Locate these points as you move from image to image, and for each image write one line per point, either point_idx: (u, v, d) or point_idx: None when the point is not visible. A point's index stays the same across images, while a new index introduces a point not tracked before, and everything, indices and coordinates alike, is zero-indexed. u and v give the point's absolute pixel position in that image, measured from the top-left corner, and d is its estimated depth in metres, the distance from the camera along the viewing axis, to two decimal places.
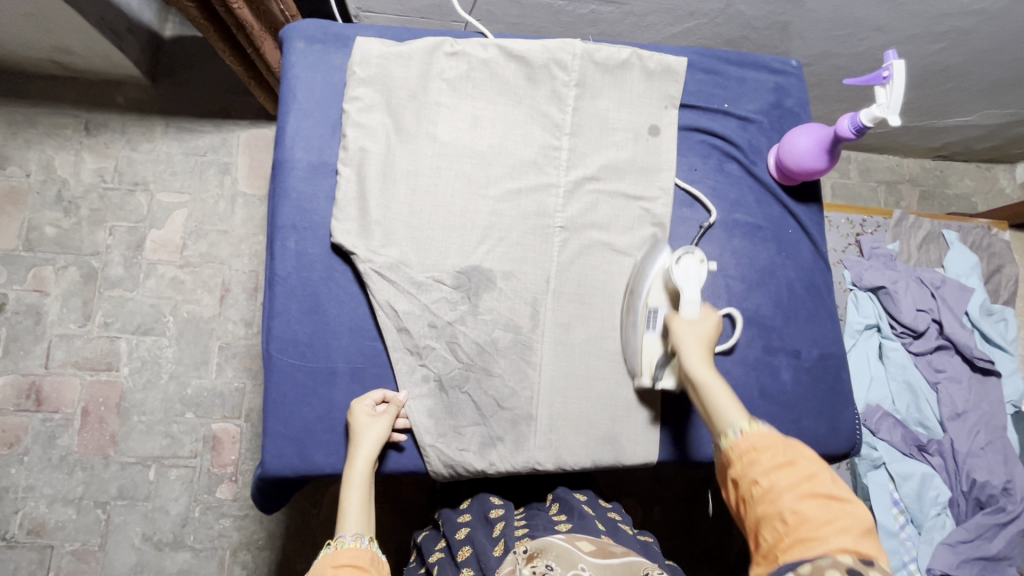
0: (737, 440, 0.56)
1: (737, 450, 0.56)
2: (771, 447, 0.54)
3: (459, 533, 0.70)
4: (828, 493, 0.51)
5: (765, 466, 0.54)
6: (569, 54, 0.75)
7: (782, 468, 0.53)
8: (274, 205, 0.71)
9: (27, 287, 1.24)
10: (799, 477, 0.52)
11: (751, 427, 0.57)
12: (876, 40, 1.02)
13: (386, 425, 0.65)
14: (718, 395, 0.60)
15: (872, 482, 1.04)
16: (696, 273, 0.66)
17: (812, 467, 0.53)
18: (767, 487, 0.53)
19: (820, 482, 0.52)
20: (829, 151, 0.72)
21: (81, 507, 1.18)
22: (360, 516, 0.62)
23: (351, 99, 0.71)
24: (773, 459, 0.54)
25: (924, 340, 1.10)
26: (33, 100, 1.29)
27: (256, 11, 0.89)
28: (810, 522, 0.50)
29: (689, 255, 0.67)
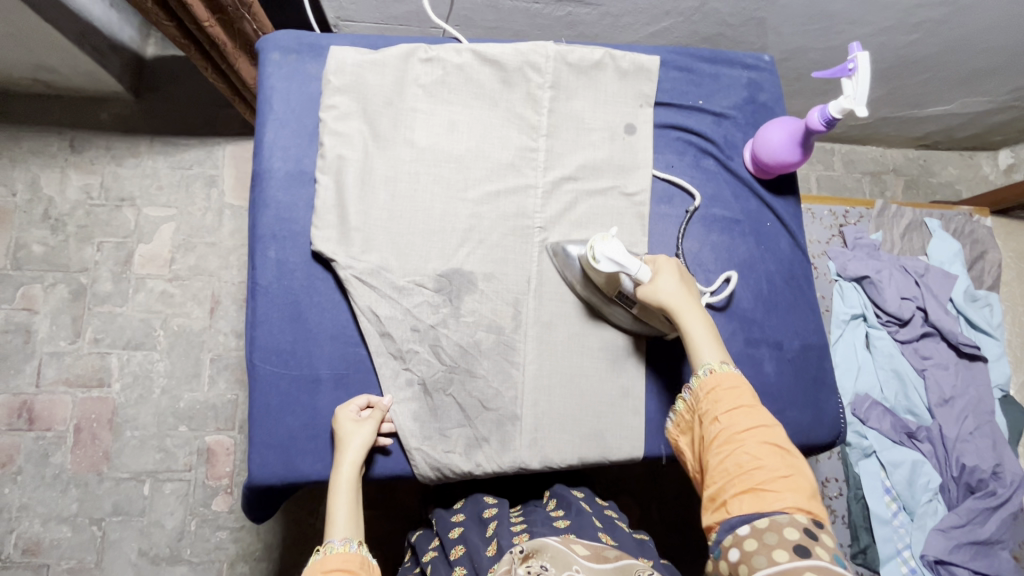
0: (707, 379, 0.60)
1: (704, 391, 0.59)
2: (737, 392, 0.58)
3: (452, 532, 0.70)
4: (781, 443, 0.55)
5: (729, 408, 0.57)
6: (543, 56, 0.75)
7: (743, 414, 0.57)
8: (253, 215, 0.72)
9: (16, 305, 1.23)
10: (760, 425, 0.56)
11: (723, 366, 0.60)
12: (850, 34, 1.04)
13: (372, 428, 0.66)
14: (701, 333, 0.62)
15: (863, 471, 1.04)
16: (619, 253, 0.64)
17: (772, 421, 0.56)
18: (726, 429, 0.56)
19: (778, 435, 0.56)
20: (802, 143, 0.73)
21: (76, 524, 1.17)
22: (348, 519, 0.62)
23: (327, 108, 0.72)
24: (738, 403, 0.57)
25: (909, 328, 1.10)
26: (17, 120, 1.29)
27: (231, 32, 0.92)
28: (761, 466, 0.53)
29: (598, 244, 0.65)
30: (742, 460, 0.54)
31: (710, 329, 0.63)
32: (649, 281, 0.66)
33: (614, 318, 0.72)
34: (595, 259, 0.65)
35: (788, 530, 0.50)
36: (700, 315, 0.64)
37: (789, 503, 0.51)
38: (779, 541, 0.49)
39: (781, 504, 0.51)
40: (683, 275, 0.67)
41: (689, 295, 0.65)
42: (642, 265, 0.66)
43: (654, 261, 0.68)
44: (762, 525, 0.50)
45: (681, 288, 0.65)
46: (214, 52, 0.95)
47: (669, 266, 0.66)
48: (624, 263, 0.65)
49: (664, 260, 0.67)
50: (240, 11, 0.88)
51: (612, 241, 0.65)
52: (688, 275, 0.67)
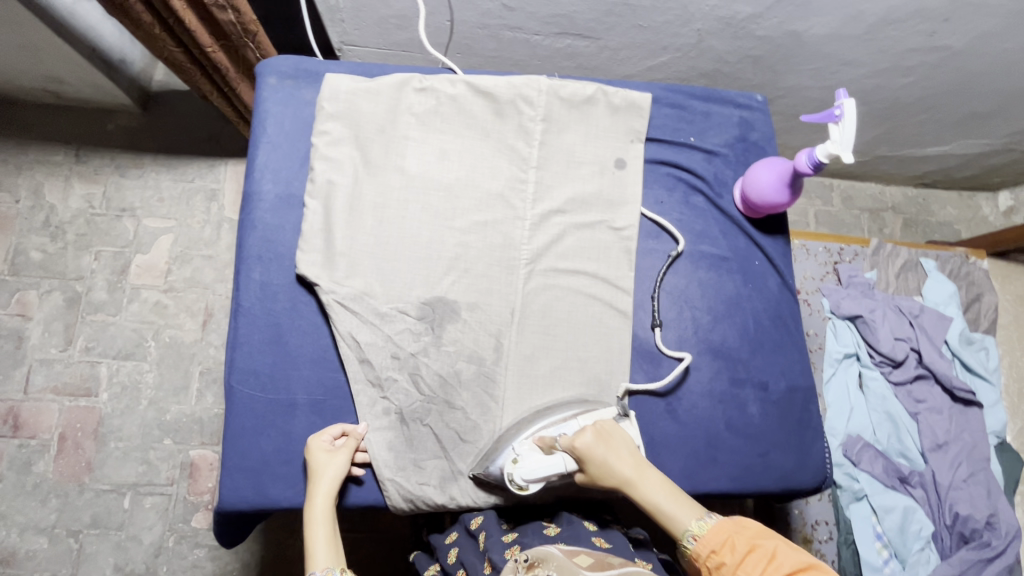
0: (695, 549, 0.57)
1: (701, 560, 0.57)
2: (726, 542, 0.56)
3: (448, 555, 0.67)
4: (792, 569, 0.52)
5: (730, 564, 0.55)
6: (536, 90, 0.76)
7: (746, 560, 0.54)
8: (240, 236, 0.72)
9: (10, 311, 1.24)
10: (763, 562, 0.53)
11: (700, 525, 0.58)
12: (846, 74, 1.07)
13: (346, 457, 0.65)
14: (661, 502, 0.61)
15: (854, 516, 1.02)
16: (537, 469, 0.65)
17: (770, 550, 0.53)
18: None
19: (784, 559, 0.53)
20: (790, 185, 0.73)
21: (53, 535, 1.16)
22: (328, 551, 0.61)
23: (319, 133, 0.73)
24: (734, 555, 0.55)
25: (903, 370, 1.09)
26: (26, 128, 1.32)
27: (233, 56, 0.99)
28: None
29: (515, 471, 0.65)
30: None
31: (665, 491, 0.62)
32: (580, 469, 0.65)
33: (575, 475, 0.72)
34: (521, 484, 0.66)
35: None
36: (646, 481, 0.62)
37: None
38: None
39: None
40: (607, 442, 0.64)
41: (625, 464, 0.63)
42: (564, 458, 0.65)
43: (572, 442, 0.65)
44: None
45: (611, 462, 0.63)
46: (218, 77, 1.02)
47: (588, 439, 0.64)
48: (546, 471, 0.65)
49: (580, 436, 0.64)
50: (242, 37, 0.94)
51: (525, 466, 0.64)
52: (610, 433, 0.65)
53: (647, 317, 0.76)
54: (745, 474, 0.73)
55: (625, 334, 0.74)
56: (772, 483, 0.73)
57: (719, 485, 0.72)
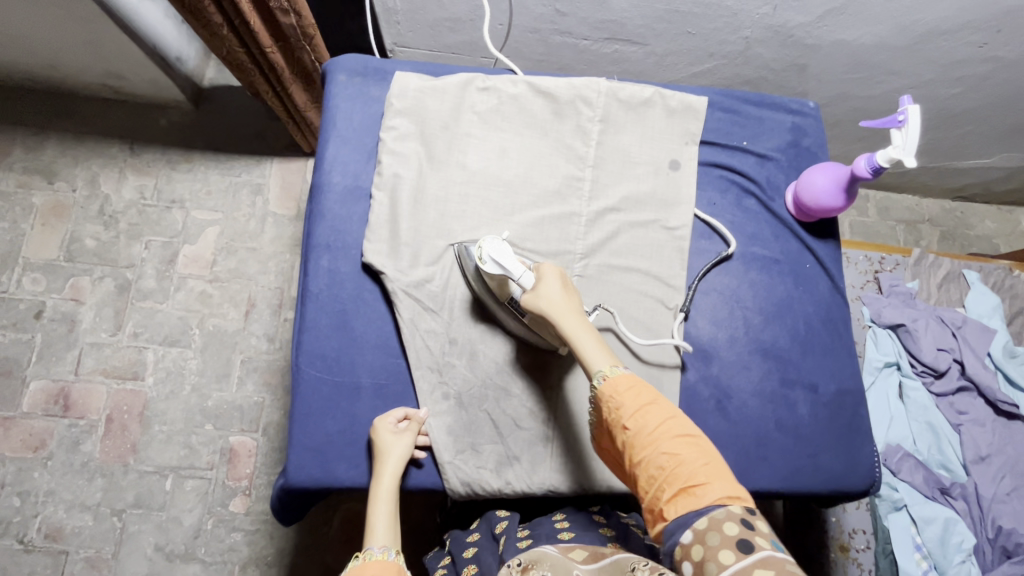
0: (602, 387, 0.60)
1: (604, 399, 0.59)
2: (633, 390, 0.59)
3: (465, 551, 0.70)
4: (689, 433, 0.56)
5: (630, 409, 0.58)
6: (595, 92, 0.79)
7: (646, 409, 0.57)
8: (309, 225, 0.75)
9: (64, 296, 1.29)
10: (662, 416, 0.57)
11: (614, 371, 0.60)
12: (891, 84, 1.07)
13: (410, 441, 0.67)
14: (587, 342, 0.62)
15: (893, 525, 1.01)
16: (504, 256, 0.66)
17: (670, 408, 0.57)
18: (636, 433, 0.56)
19: (682, 424, 0.57)
20: (846, 189, 0.74)
21: (98, 513, 1.19)
22: (387, 529, 0.63)
23: (387, 129, 0.76)
24: (636, 403, 0.58)
25: (945, 380, 1.08)
26: (85, 121, 1.38)
27: (288, 58, 1.01)
28: (681, 462, 0.54)
29: (485, 245, 0.67)
30: (662, 462, 0.54)
31: (592, 336, 0.63)
32: (534, 287, 0.66)
33: (513, 329, 0.71)
34: (481, 262, 0.67)
35: (728, 526, 0.49)
36: (581, 324, 0.64)
37: (719, 495, 0.51)
38: (722, 541, 0.48)
39: (715, 497, 0.51)
40: (565, 283, 0.66)
41: (571, 301, 0.65)
42: (527, 270, 0.67)
43: (539, 268, 0.68)
44: (702, 525, 0.50)
45: (559, 296, 0.65)
46: (274, 77, 1.04)
47: (551, 273, 0.66)
48: (507, 264, 0.66)
49: (550, 266, 0.68)
50: (301, 41, 0.96)
51: (497, 244, 0.67)
52: (569, 282, 0.67)
53: (699, 315, 0.77)
54: (795, 473, 0.73)
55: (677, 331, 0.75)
56: (820, 484, 0.74)
57: (768, 483, 0.73)
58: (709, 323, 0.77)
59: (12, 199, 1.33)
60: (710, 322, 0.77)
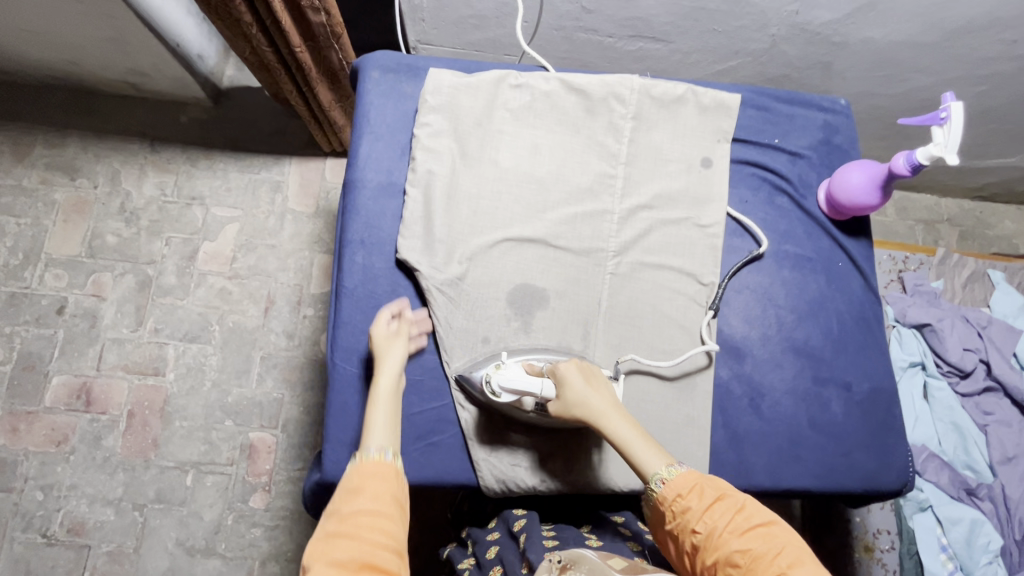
0: (663, 491, 0.60)
1: (667, 502, 0.59)
2: (695, 489, 0.59)
3: (488, 552, 0.70)
4: (761, 522, 0.55)
5: (697, 508, 0.58)
6: (627, 89, 0.79)
7: (713, 507, 0.57)
8: (343, 221, 0.75)
9: (86, 291, 1.30)
10: (730, 511, 0.57)
11: (670, 470, 0.61)
12: (917, 81, 1.06)
13: (400, 345, 0.68)
14: (632, 441, 0.63)
15: (918, 525, 1.01)
16: (516, 379, 0.65)
17: (738, 500, 0.57)
18: (707, 532, 0.56)
19: (753, 514, 0.57)
20: (882, 187, 0.73)
21: (119, 508, 1.20)
22: (386, 432, 0.63)
23: (421, 125, 0.76)
24: (701, 501, 0.58)
25: (971, 381, 1.08)
26: (106, 118, 1.38)
27: (316, 56, 1.01)
28: (756, 556, 0.53)
29: (493, 375, 0.66)
30: (737, 559, 0.54)
31: (635, 432, 0.64)
32: (556, 396, 0.66)
33: (539, 425, 0.71)
34: (496, 391, 0.66)
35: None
36: (619, 418, 0.65)
37: None
38: None
39: None
40: (589, 377, 0.67)
41: (601, 402, 0.65)
42: (543, 379, 0.66)
43: (557, 369, 0.67)
44: None
45: (590, 395, 0.65)
46: (299, 76, 1.04)
47: (573, 369, 0.66)
48: (524, 386, 0.65)
49: (566, 365, 0.67)
50: (329, 40, 0.96)
51: (508, 369, 0.66)
52: (593, 372, 0.68)
53: (732, 313, 0.77)
54: (829, 472, 0.73)
55: (710, 329, 0.75)
56: (854, 483, 0.74)
57: (802, 482, 0.73)
58: (742, 321, 0.77)
59: (34, 195, 1.34)
60: (742, 320, 0.77)
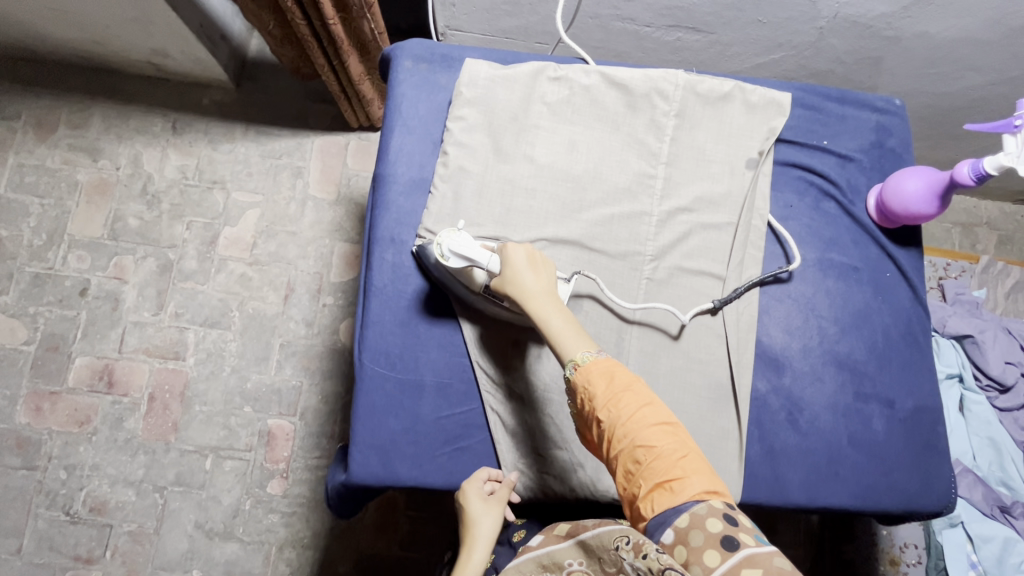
0: (574, 376, 0.57)
1: (577, 388, 0.57)
2: (606, 376, 0.56)
3: (486, 559, 0.69)
4: (666, 422, 0.54)
5: (603, 399, 0.55)
6: (672, 84, 0.75)
7: (621, 397, 0.55)
8: (373, 217, 0.73)
9: (108, 274, 1.30)
10: (638, 405, 0.55)
11: (591, 355, 0.58)
12: (971, 80, 1.01)
13: (499, 512, 0.64)
14: (559, 325, 0.60)
15: (947, 541, 0.97)
16: (465, 246, 0.64)
17: (646, 394, 0.55)
18: (612, 423, 0.54)
19: (658, 410, 0.55)
20: (940, 196, 0.69)
21: (140, 489, 1.21)
22: None
23: (455, 119, 0.73)
24: (610, 389, 0.55)
25: (1011, 396, 1.04)
26: (128, 99, 1.37)
27: (350, 29, 0.98)
28: (659, 456, 0.52)
29: (444, 239, 0.64)
30: (639, 454, 0.53)
31: (563, 317, 0.61)
32: (499, 272, 0.63)
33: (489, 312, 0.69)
34: (443, 255, 0.64)
35: (711, 522, 0.49)
36: (554, 302, 0.62)
37: (700, 490, 0.51)
38: (706, 540, 0.48)
39: (694, 493, 0.50)
40: (535, 261, 0.64)
41: (540, 280, 0.63)
42: (491, 254, 0.64)
43: (505, 248, 0.64)
44: (683, 523, 0.49)
45: (531, 274, 0.62)
46: (331, 50, 1.01)
47: (520, 252, 0.63)
48: (469, 255, 0.64)
49: (515, 245, 0.64)
50: (362, 10, 0.93)
51: (458, 237, 0.64)
52: (541, 259, 0.64)
53: (772, 323, 0.74)
54: (868, 491, 0.71)
55: (749, 340, 0.72)
56: (894, 503, 0.71)
57: (841, 501, 0.70)
58: (782, 331, 0.74)
59: (57, 175, 1.33)
60: (783, 330, 0.74)
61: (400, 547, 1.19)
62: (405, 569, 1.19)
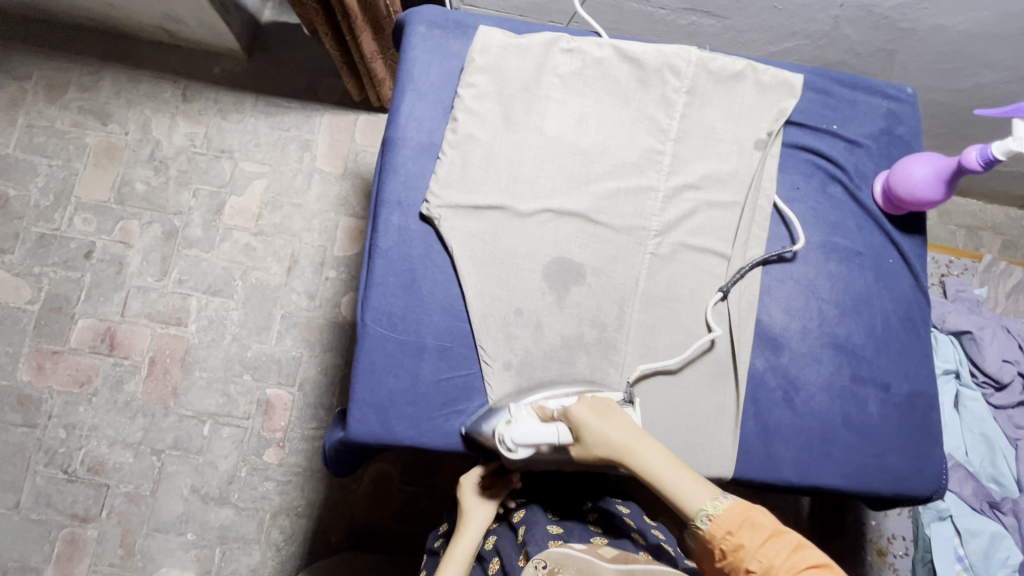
0: (710, 529, 0.55)
1: (717, 541, 0.54)
2: (747, 523, 0.54)
3: (488, 543, 0.72)
4: (816, 559, 0.51)
5: (750, 546, 0.53)
6: (684, 61, 0.75)
7: (767, 544, 0.52)
8: (380, 180, 0.74)
9: (114, 238, 1.30)
10: (785, 547, 0.52)
11: (716, 505, 0.56)
12: (984, 77, 1.00)
13: (492, 507, 0.71)
14: (668, 476, 0.58)
15: (935, 534, 0.99)
16: (530, 432, 0.62)
17: (791, 536, 0.52)
18: (764, 572, 0.51)
19: (808, 551, 0.52)
20: (948, 182, 0.70)
21: (138, 451, 1.22)
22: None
23: (466, 85, 0.73)
24: (753, 537, 0.53)
25: (1007, 393, 1.05)
26: (139, 64, 1.37)
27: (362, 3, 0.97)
28: None
29: (505, 433, 0.63)
30: None
31: (670, 464, 0.59)
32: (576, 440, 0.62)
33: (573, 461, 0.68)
34: (510, 447, 0.63)
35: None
36: (650, 450, 0.60)
37: None
38: None
39: None
40: (604, 412, 0.63)
41: (625, 432, 0.61)
42: (560, 425, 0.63)
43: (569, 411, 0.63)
44: None
45: (608, 429, 0.61)
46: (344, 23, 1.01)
47: (585, 410, 0.62)
48: (538, 438, 0.62)
49: (577, 405, 0.63)
50: None
51: (519, 423, 0.63)
52: (610, 407, 0.64)
53: (772, 303, 0.74)
54: (859, 472, 0.71)
55: (748, 319, 0.73)
56: (884, 485, 0.72)
57: (831, 480, 0.71)
58: (782, 312, 0.74)
59: (66, 137, 1.33)
60: (783, 311, 0.74)
61: (394, 520, 1.20)
62: (397, 541, 1.20)
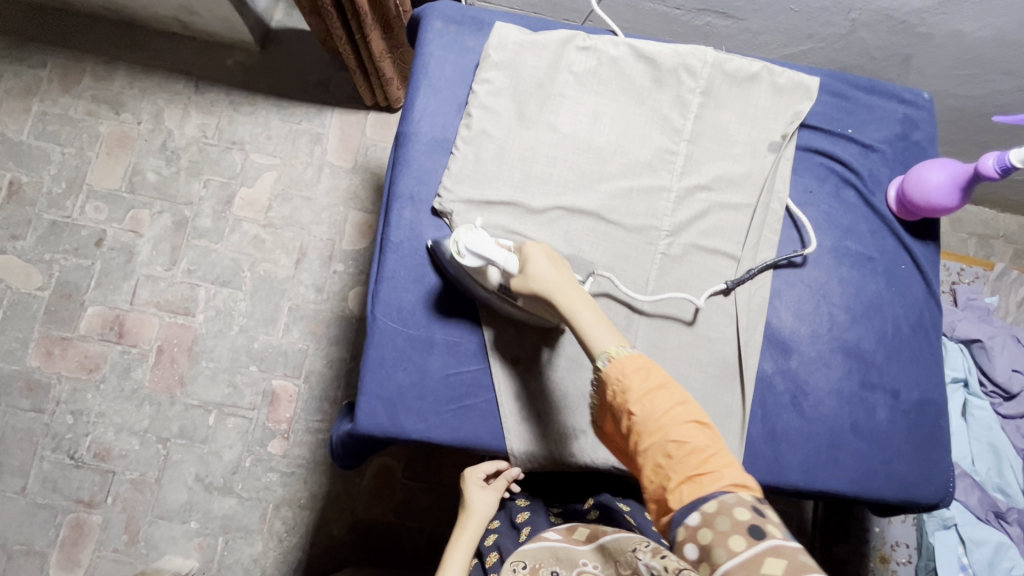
0: (608, 369, 0.54)
1: (610, 381, 0.54)
2: (642, 371, 0.53)
3: (487, 539, 0.72)
4: (700, 418, 0.51)
5: (637, 392, 0.52)
6: (700, 61, 0.75)
7: (655, 392, 0.52)
8: (394, 174, 0.74)
9: (124, 226, 1.31)
10: (672, 400, 0.52)
11: (620, 351, 0.55)
12: (1001, 84, 0.99)
13: (493, 498, 0.73)
14: (587, 320, 0.57)
15: (939, 542, 0.98)
16: (481, 244, 0.62)
17: (681, 393, 0.52)
18: (645, 418, 0.51)
19: (690, 408, 0.52)
20: (963, 189, 0.69)
21: (144, 439, 1.23)
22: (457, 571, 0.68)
23: (481, 81, 0.73)
24: (643, 383, 0.52)
25: (1016, 403, 1.04)
26: (153, 54, 1.38)
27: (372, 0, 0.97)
28: (690, 449, 0.49)
29: (461, 237, 0.63)
30: (670, 449, 0.50)
31: (591, 311, 0.58)
32: (518, 270, 0.61)
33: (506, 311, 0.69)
34: (460, 251, 0.63)
35: (739, 511, 0.46)
36: (579, 298, 0.59)
37: (729, 481, 0.48)
38: (733, 526, 0.45)
39: (724, 486, 0.47)
40: (554, 259, 0.62)
41: (563, 275, 0.60)
42: (509, 253, 0.62)
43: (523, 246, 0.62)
44: (710, 509, 0.46)
45: (549, 271, 0.60)
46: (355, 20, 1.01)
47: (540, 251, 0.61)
48: (488, 252, 0.62)
49: (534, 244, 0.62)
50: None
51: (475, 233, 0.63)
52: (559, 257, 0.62)
53: (783, 306, 0.74)
54: (866, 478, 0.71)
55: (758, 321, 0.73)
56: (890, 492, 0.71)
57: (838, 486, 0.71)
58: (793, 316, 0.74)
59: (79, 125, 1.34)
60: (793, 314, 0.74)
61: (396, 514, 1.21)
62: (399, 535, 1.20)
